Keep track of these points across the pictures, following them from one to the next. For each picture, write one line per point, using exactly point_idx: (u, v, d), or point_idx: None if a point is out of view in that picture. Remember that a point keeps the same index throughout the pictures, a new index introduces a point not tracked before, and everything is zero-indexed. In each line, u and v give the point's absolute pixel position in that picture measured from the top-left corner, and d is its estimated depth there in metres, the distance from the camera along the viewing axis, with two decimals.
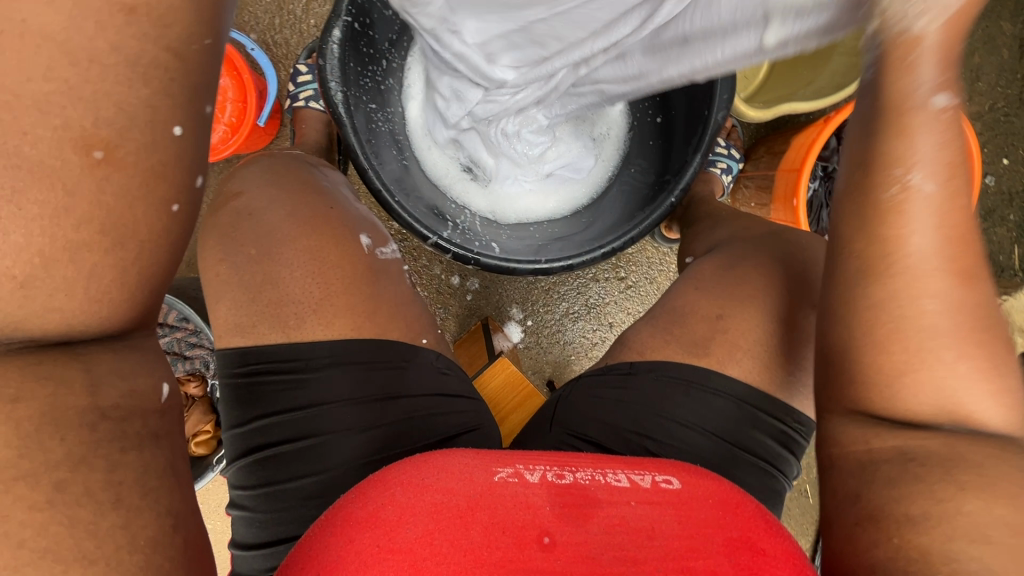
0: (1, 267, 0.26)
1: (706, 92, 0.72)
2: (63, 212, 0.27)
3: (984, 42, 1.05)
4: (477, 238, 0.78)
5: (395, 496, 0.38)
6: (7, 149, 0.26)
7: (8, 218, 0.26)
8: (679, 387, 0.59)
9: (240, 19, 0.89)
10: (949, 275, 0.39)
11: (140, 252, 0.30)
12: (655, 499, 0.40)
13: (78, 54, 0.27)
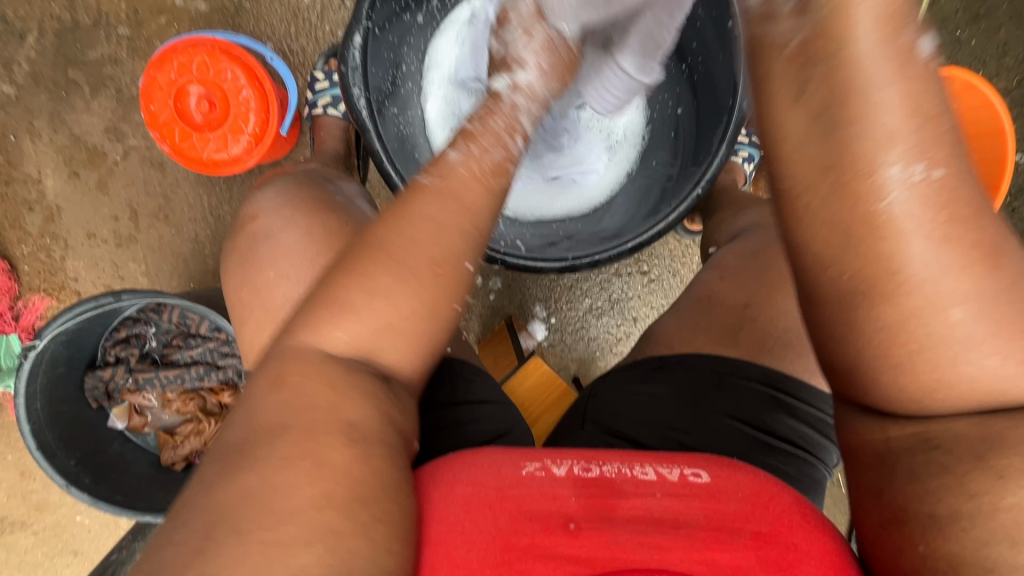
0: (388, 322, 0.38)
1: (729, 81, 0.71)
2: (416, 296, 0.39)
3: (1012, 15, 1.02)
4: (503, 239, 0.78)
5: (427, 492, 0.39)
6: (402, 254, 0.39)
7: (391, 292, 0.38)
8: (710, 378, 0.58)
9: (258, 31, 0.90)
10: (973, 267, 0.34)
11: (434, 330, 0.40)
12: (683, 493, 0.39)
13: (445, 214, 0.40)
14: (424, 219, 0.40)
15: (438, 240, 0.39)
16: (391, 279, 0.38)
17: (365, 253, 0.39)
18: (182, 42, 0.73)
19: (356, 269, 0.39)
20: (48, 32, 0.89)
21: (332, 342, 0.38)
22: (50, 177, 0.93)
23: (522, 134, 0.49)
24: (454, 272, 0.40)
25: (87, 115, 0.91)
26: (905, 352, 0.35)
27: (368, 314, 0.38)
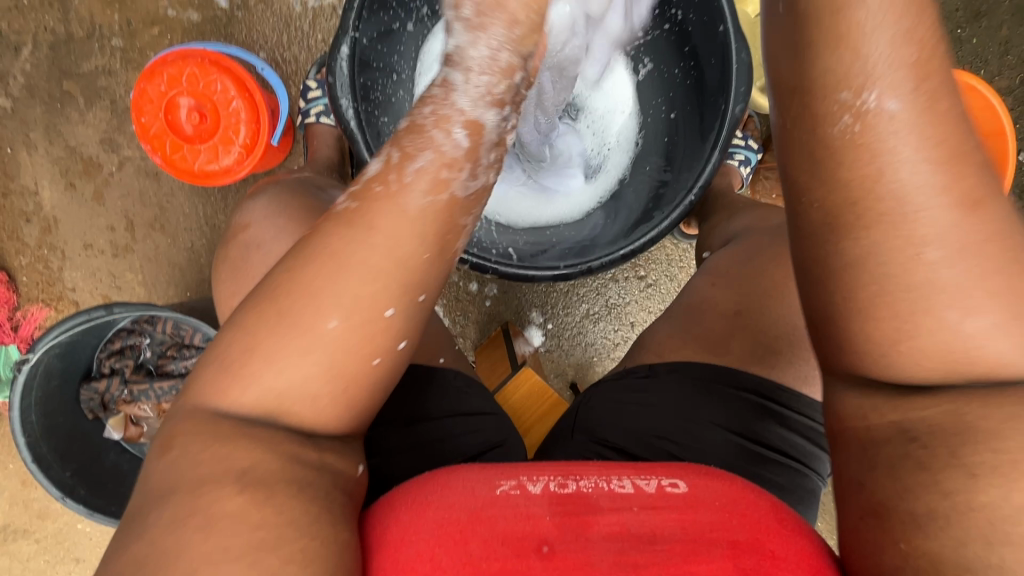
0: (288, 379, 0.36)
1: (722, 85, 0.71)
2: (323, 344, 0.36)
3: (1014, 13, 1.00)
4: (495, 247, 0.78)
5: (399, 517, 0.38)
6: (307, 295, 0.37)
7: (289, 338, 0.36)
8: (700, 387, 0.58)
9: (250, 40, 0.90)
10: (956, 209, 0.32)
11: (349, 387, 0.38)
12: (660, 505, 0.39)
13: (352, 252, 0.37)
14: (340, 268, 0.37)
15: (354, 295, 0.37)
16: (296, 315, 0.36)
17: (269, 299, 0.37)
18: (171, 55, 0.73)
19: (269, 320, 0.37)
20: (42, 44, 0.90)
21: (236, 397, 0.37)
22: (46, 189, 0.93)
23: (461, 119, 0.41)
24: (367, 323, 0.37)
25: (82, 126, 0.92)
26: (894, 318, 0.33)
27: (279, 370, 0.36)
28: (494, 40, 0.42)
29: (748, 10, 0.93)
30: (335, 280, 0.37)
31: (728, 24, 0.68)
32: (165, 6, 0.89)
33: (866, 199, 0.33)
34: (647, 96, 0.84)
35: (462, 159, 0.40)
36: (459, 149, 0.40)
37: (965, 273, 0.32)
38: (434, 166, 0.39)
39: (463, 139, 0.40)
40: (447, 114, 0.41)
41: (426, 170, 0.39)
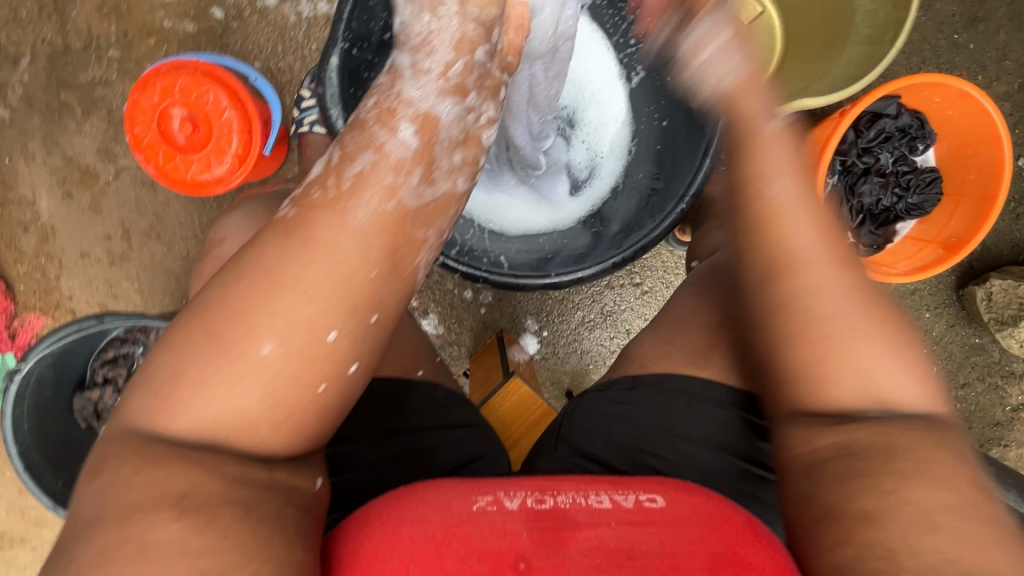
0: (235, 405, 0.37)
1: None
2: (284, 361, 0.38)
3: (1011, 18, 1.00)
4: (486, 255, 0.78)
5: (375, 532, 0.38)
6: (244, 322, 0.38)
7: (233, 362, 0.37)
8: (682, 400, 0.57)
9: (245, 50, 0.91)
10: (835, 267, 0.44)
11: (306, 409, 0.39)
12: (637, 520, 0.39)
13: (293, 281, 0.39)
14: (274, 291, 0.38)
15: (296, 322, 0.38)
16: (239, 343, 0.37)
17: (199, 322, 0.38)
18: (164, 66, 0.74)
19: (199, 345, 0.38)
20: (40, 56, 0.91)
21: (174, 425, 0.36)
22: (44, 198, 0.94)
23: (410, 115, 0.46)
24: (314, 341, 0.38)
25: (79, 136, 0.92)
26: (808, 347, 0.43)
27: (212, 396, 0.37)
28: (437, 56, 0.49)
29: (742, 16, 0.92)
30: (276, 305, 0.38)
31: None
32: (161, 17, 0.90)
33: (783, 254, 0.45)
34: (639, 103, 0.84)
35: (409, 159, 0.44)
36: (407, 149, 0.45)
37: (849, 309, 0.42)
38: (378, 173, 0.43)
39: (412, 137, 0.45)
40: (395, 110, 0.46)
41: (374, 166, 0.43)
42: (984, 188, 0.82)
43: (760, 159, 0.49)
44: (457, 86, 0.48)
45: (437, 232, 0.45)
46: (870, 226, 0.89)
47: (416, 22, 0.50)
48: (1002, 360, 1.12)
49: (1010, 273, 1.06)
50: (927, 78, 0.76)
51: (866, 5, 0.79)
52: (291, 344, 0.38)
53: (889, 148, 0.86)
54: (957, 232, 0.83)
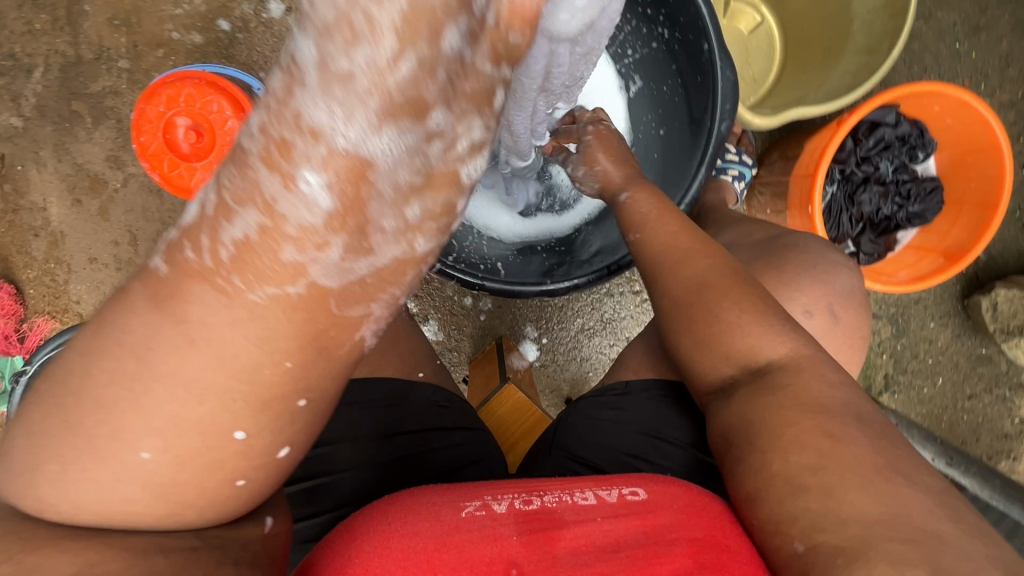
0: (118, 490, 0.34)
1: (707, 104, 0.71)
2: (168, 449, 0.34)
3: (1014, 26, 1.00)
4: (483, 262, 0.79)
5: (363, 550, 0.37)
6: (108, 419, 0.34)
7: (106, 461, 0.34)
8: (671, 407, 0.58)
9: (251, 60, 0.93)
10: (701, 259, 0.53)
11: (212, 487, 0.36)
12: (621, 513, 0.41)
13: (159, 373, 0.33)
14: (135, 387, 0.33)
15: (176, 424, 0.34)
16: (109, 430, 0.34)
17: (62, 408, 0.34)
18: (169, 77, 0.76)
19: (67, 437, 0.34)
20: (53, 67, 0.93)
21: (57, 508, 0.34)
22: (54, 205, 0.96)
23: (324, 158, 0.30)
24: (210, 443, 0.35)
25: (89, 144, 0.95)
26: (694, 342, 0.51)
27: (87, 488, 0.34)
28: (363, 40, 0.27)
29: (739, 26, 0.93)
30: (166, 389, 0.33)
31: (711, 43, 0.68)
32: (169, 29, 0.93)
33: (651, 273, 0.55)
34: (637, 112, 0.85)
35: (321, 227, 0.31)
36: (316, 212, 0.31)
37: (706, 287, 0.51)
38: (271, 237, 0.32)
39: (320, 193, 0.31)
40: (288, 145, 0.30)
41: (263, 234, 0.32)
42: (985, 196, 0.81)
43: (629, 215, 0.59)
44: (408, 102, 0.29)
45: (386, 303, 0.35)
46: (870, 234, 0.89)
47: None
48: (1009, 371, 1.11)
49: (1015, 283, 1.05)
50: (925, 87, 0.75)
51: (862, 14, 0.79)
52: (177, 447, 0.34)
53: (889, 157, 0.86)
54: (958, 242, 0.82)
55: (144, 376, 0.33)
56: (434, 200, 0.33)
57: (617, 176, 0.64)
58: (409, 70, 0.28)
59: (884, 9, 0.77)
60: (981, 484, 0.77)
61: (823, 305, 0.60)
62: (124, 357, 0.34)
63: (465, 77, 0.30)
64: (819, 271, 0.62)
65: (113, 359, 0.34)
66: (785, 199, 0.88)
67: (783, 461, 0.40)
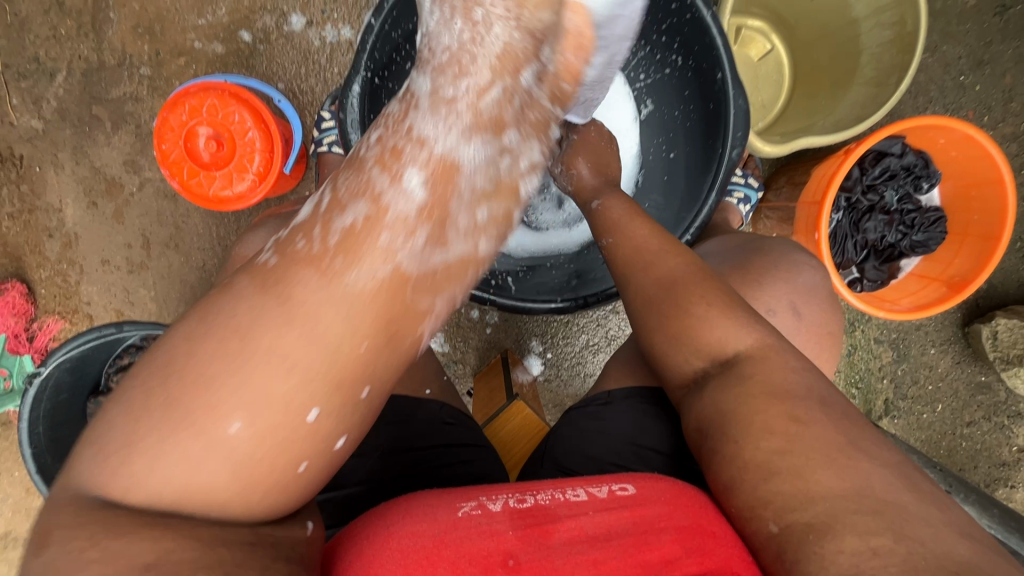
0: (206, 471, 0.37)
1: (719, 130, 0.73)
2: (257, 425, 0.38)
3: (1017, 61, 1.02)
4: (495, 277, 0.80)
5: (363, 551, 0.39)
6: (206, 399, 0.38)
7: (198, 438, 0.37)
8: (651, 413, 0.58)
9: (270, 71, 0.95)
10: (663, 259, 0.54)
11: (280, 469, 0.39)
12: (612, 507, 0.42)
13: (260, 350, 0.39)
14: (244, 356, 0.38)
15: (265, 398, 0.38)
16: (211, 409, 0.38)
17: (161, 400, 0.38)
18: (193, 86, 0.77)
19: (164, 412, 0.38)
20: (76, 72, 0.95)
21: (139, 496, 0.37)
22: (70, 206, 0.98)
23: (428, 168, 0.44)
24: (290, 424, 0.39)
25: (107, 148, 0.96)
26: (660, 339, 0.52)
27: (178, 465, 0.37)
28: (463, 88, 0.46)
29: (750, 53, 0.95)
30: (269, 364, 0.39)
31: (726, 71, 0.70)
32: (191, 38, 0.94)
33: (627, 271, 0.56)
34: (648, 135, 0.86)
35: (413, 217, 0.43)
36: (413, 204, 0.43)
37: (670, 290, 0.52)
38: (373, 229, 0.42)
39: (417, 189, 0.44)
40: (403, 151, 0.44)
41: (369, 222, 0.42)
42: (988, 228, 0.83)
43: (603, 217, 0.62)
44: (490, 123, 0.47)
45: (446, 299, 0.45)
46: (875, 261, 0.90)
47: (445, 36, 0.47)
48: (1007, 400, 1.12)
49: (1015, 312, 1.06)
50: (931, 120, 0.77)
51: (871, 47, 0.81)
52: (262, 422, 0.38)
53: (894, 186, 0.88)
54: (962, 271, 0.84)
55: (249, 353, 0.39)
56: (497, 207, 0.48)
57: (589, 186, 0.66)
58: (496, 96, 0.47)
59: (893, 42, 0.79)
60: (981, 513, 0.76)
61: (785, 303, 0.60)
62: (233, 338, 0.39)
63: (530, 109, 0.51)
64: (782, 271, 0.62)
65: (219, 335, 0.39)
66: (792, 224, 0.89)
67: (753, 448, 0.41)
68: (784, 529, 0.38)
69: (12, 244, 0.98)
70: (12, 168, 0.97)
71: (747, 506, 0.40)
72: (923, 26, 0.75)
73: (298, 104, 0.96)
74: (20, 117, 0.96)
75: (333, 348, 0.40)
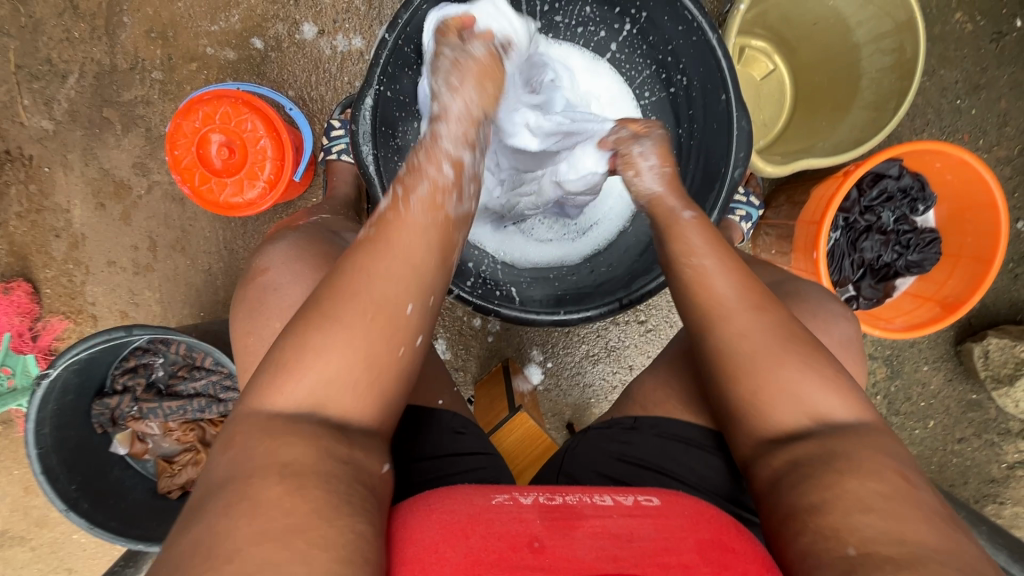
0: (332, 373, 0.46)
1: (723, 150, 0.74)
2: (367, 331, 0.47)
3: (1012, 87, 1.04)
4: (497, 287, 0.82)
5: (407, 521, 0.46)
6: (331, 313, 0.47)
7: (326, 345, 0.46)
8: (679, 444, 0.63)
9: (281, 78, 0.96)
10: (745, 307, 0.53)
11: (382, 381, 0.48)
12: (635, 513, 0.46)
13: (370, 267, 0.49)
14: (364, 278, 0.49)
15: (378, 301, 0.48)
16: (339, 322, 0.47)
17: (302, 322, 0.48)
18: (208, 94, 0.79)
19: (306, 328, 0.48)
20: (88, 74, 0.96)
21: (284, 402, 0.46)
22: (78, 207, 0.98)
23: (447, 157, 0.55)
24: (395, 321, 0.48)
25: (117, 150, 0.97)
26: (749, 379, 0.52)
27: (313, 372, 0.46)
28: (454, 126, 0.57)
29: (753, 72, 0.96)
30: (381, 272, 0.49)
31: (730, 93, 0.72)
32: (204, 44, 0.95)
33: (707, 302, 0.54)
34: None
35: (452, 184, 0.54)
36: (447, 179, 0.54)
37: (767, 338, 0.52)
38: (432, 190, 0.53)
39: (449, 170, 0.55)
40: (435, 153, 0.55)
41: (433, 188, 0.53)
42: (981, 251, 0.85)
43: (685, 241, 0.57)
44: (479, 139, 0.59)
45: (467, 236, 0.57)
46: (870, 280, 0.92)
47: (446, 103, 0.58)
48: (998, 418, 1.14)
49: (1006, 331, 1.08)
50: (930, 145, 0.79)
51: (871, 72, 0.83)
52: (374, 317, 0.48)
53: (891, 208, 0.90)
54: (955, 291, 0.86)
55: (364, 276, 0.49)
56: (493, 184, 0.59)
57: (672, 196, 0.61)
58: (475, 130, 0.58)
59: (893, 69, 0.81)
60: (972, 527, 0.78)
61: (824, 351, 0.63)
62: (354, 261, 0.49)
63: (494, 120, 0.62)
64: (820, 320, 0.65)
65: (348, 268, 0.49)
66: (790, 242, 0.91)
67: (858, 484, 0.44)
68: (863, 553, 0.41)
69: (19, 243, 0.99)
70: (21, 168, 0.98)
71: (830, 526, 0.43)
72: (921, 54, 0.77)
73: (307, 110, 0.97)
74: (30, 118, 0.97)
75: (418, 264, 0.50)
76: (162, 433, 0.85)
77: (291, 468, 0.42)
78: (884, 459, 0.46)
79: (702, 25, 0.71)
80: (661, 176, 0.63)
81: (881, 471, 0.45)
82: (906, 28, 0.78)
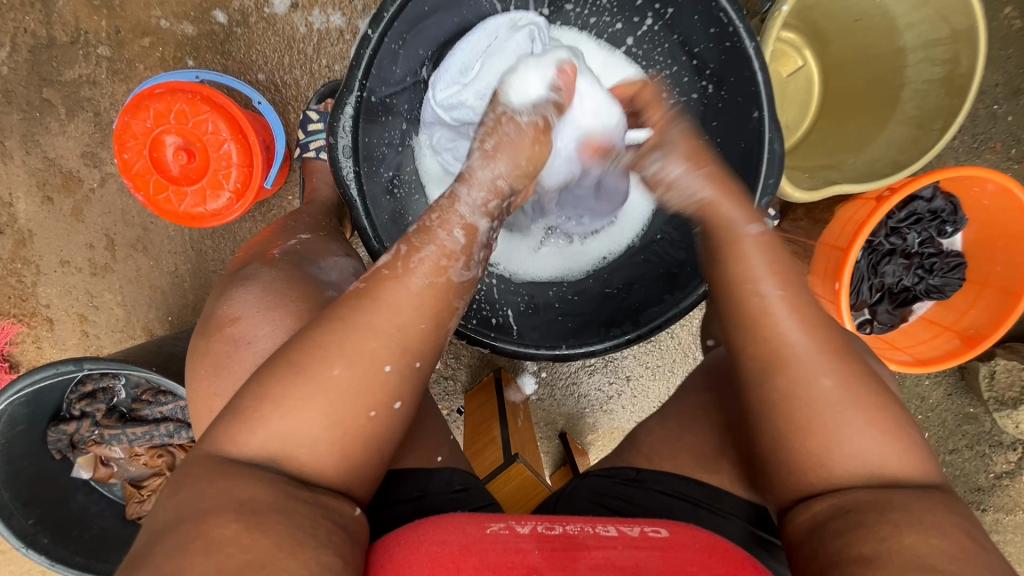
0: (303, 440, 0.41)
1: (750, 174, 0.65)
2: (361, 383, 0.42)
3: None
4: (493, 313, 0.75)
5: (393, 556, 0.41)
6: (311, 360, 0.42)
7: (306, 403, 0.41)
8: (686, 508, 0.55)
9: (249, 59, 0.84)
10: (823, 353, 0.47)
11: (364, 454, 0.43)
12: (642, 545, 0.41)
13: (366, 326, 0.43)
14: (348, 329, 0.43)
15: (366, 341, 0.43)
16: (343, 366, 0.42)
17: (288, 377, 0.42)
18: (159, 89, 0.68)
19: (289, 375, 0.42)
20: (21, 48, 0.83)
21: (245, 447, 0.41)
22: (21, 201, 0.88)
23: (460, 222, 0.49)
24: (374, 379, 0.42)
25: (62, 138, 0.85)
26: (811, 438, 0.46)
27: (280, 432, 0.41)
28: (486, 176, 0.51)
29: (781, 70, 0.86)
30: (371, 322, 0.43)
31: (763, 111, 0.63)
32: (156, 16, 0.82)
33: (772, 345, 0.48)
34: None
35: (458, 252, 0.47)
36: (457, 244, 0.48)
37: (842, 395, 0.46)
38: (432, 252, 0.46)
39: (460, 236, 0.48)
40: (448, 218, 0.48)
41: (433, 263, 0.46)
42: (1010, 283, 0.79)
43: (747, 263, 0.51)
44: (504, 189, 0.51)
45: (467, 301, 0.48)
46: (888, 305, 0.87)
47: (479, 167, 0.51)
48: (992, 431, 1.12)
49: (1014, 352, 1.04)
50: (972, 171, 0.71)
51: (915, 83, 0.75)
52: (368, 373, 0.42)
53: (918, 230, 0.83)
54: (976, 323, 0.82)
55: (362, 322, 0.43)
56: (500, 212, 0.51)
57: (728, 207, 0.54)
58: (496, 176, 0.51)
59: (941, 82, 0.72)
60: None
61: None
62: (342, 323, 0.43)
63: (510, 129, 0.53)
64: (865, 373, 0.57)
65: (334, 329, 0.43)
66: (808, 263, 0.84)
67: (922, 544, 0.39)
68: None
69: None
70: None
71: None
72: (978, 70, 0.68)
73: (280, 97, 0.85)
74: None
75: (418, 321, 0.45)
76: (123, 459, 0.79)
77: (248, 505, 0.37)
78: (924, 526, 0.40)
79: (739, 31, 0.61)
80: (699, 178, 0.56)
81: (919, 544, 0.39)
82: (962, 37, 0.69)
